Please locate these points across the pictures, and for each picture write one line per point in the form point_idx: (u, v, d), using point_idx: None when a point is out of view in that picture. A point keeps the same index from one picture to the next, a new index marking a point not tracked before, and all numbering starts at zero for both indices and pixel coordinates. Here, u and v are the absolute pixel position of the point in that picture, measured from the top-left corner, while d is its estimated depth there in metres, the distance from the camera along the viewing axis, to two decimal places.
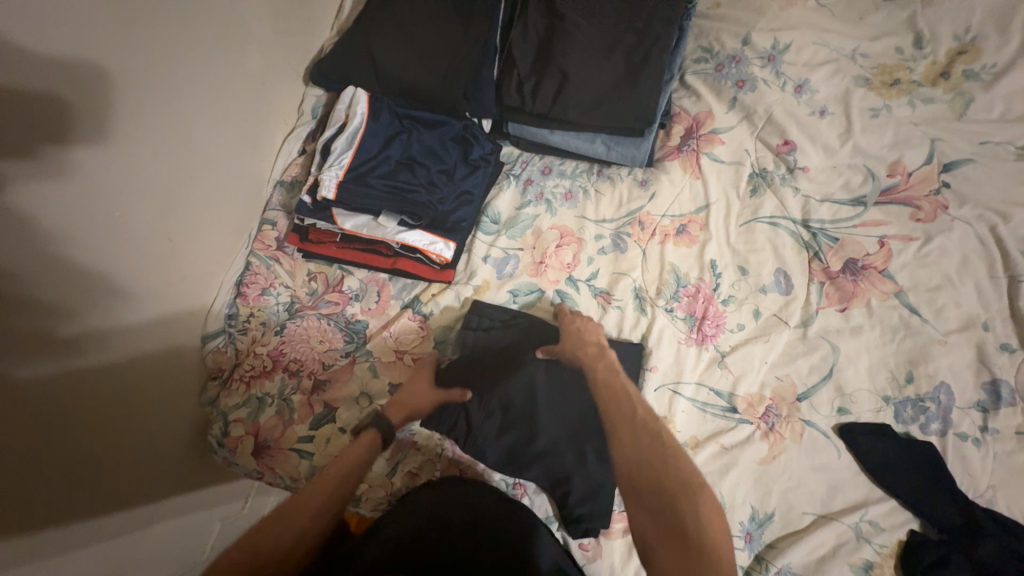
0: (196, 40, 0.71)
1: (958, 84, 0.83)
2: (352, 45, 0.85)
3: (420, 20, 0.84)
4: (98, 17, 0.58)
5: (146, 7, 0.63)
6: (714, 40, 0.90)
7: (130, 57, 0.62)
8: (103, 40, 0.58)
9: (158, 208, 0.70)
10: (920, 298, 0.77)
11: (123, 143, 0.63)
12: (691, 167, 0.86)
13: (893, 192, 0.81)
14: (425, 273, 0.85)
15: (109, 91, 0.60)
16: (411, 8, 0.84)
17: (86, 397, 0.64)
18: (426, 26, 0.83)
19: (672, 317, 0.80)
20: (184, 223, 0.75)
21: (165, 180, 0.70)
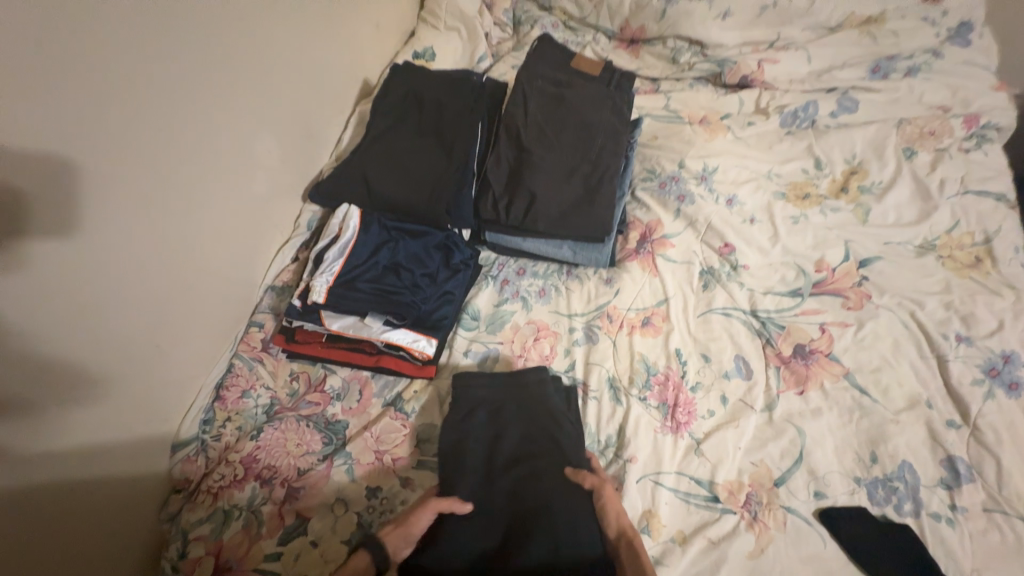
0: (224, 173, 0.82)
1: (857, 196, 1.01)
2: (348, 169, 0.97)
3: (409, 150, 0.98)
4: (149, 156, 0.68)
5: (192, 149, 0.74)
6: (656, 163, 1.07)
7: (165, 185, 0.71)
8: (148, 175, 0.68)
9: (149, 316, 0.72)
10: (867, 379, 0.84)
11: (129, 260, 0.67)
12: (649, 266, 0.97)
13: (823, 285, 0.92)
14: (408, 369, 0.88)
15: (127, 215, 0.66)
16: (402, 141, 0.99)
17: (26, 520, 0.59)
18: (414, 155, 0.97)
19: (646, 406, 0.84)
20: (176, 329, 0.78)
21: (161, 291, 0.73)
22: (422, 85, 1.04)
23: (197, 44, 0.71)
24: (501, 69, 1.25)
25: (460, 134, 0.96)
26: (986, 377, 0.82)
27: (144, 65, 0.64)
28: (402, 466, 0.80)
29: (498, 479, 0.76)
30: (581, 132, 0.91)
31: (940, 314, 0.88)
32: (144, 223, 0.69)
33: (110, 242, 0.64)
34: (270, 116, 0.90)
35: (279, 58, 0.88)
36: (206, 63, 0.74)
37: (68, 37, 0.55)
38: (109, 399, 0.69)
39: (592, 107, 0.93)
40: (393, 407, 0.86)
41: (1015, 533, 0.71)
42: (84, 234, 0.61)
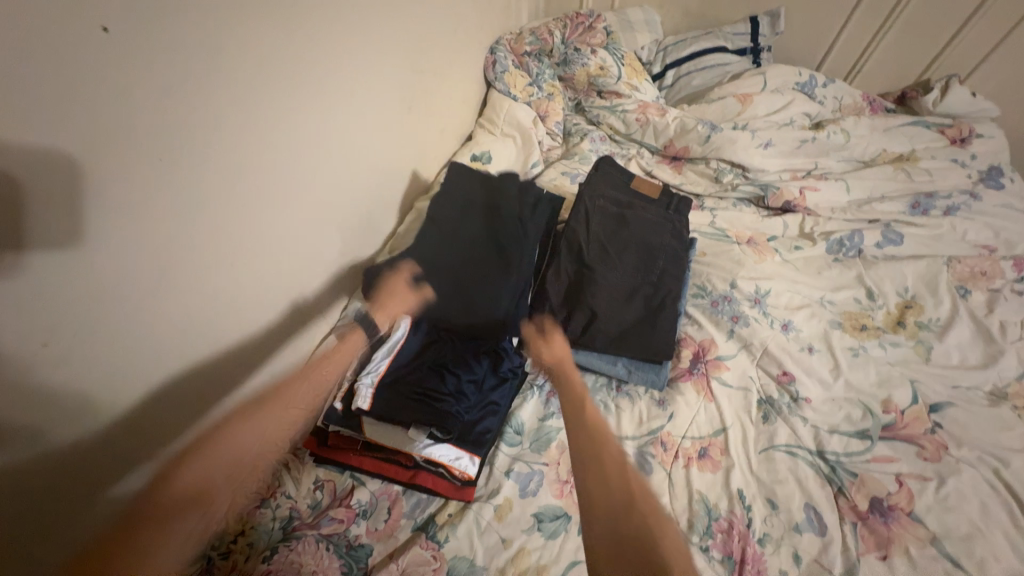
0: (289, 254, 0.81)
1: (916, 332, 0.99)
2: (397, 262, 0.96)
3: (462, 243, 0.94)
4: (230, 226, 0.67)
5: (268, 228, 0.75)
6: (706, 280, 1.07)
7: (233, 254, 0.69)
8: (223, 244, 0.67)
9: (181, 401, 0.68)
10: (959, 548, 0.75)
11: (176, 319, 0.63)
12: (703, 390, 0.92)
13: (894, 429, 0.86)
14: (445, 488, 0.82)
15: (189, 276, 0.63)
16: (455, 233, 0.95)
17: None
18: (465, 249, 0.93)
19: (709, 559, 0.74)
20: (202, 400, 0.72)
21: (204, 370, 0.71)
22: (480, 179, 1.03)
23: (296, 132, 0.74)
24: (552, 175, 1.30)
25: (524, 241, 0.94)
26: None
27: (254, 145, 0.67)
28: None
29: None
30: (642, 253, 0.92)
31: None
32: (202, 292, 0.66)
33: (166, 300, 0.61)
34: (341, 213, 0.92)
35: (359, 159, 0.93)
36: (300, 152, 0.77)
37: (193, 130, 0.57)
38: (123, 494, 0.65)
39: (654, 230, 0.94)
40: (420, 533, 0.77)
41: None
42: (149, 291, 0.58)
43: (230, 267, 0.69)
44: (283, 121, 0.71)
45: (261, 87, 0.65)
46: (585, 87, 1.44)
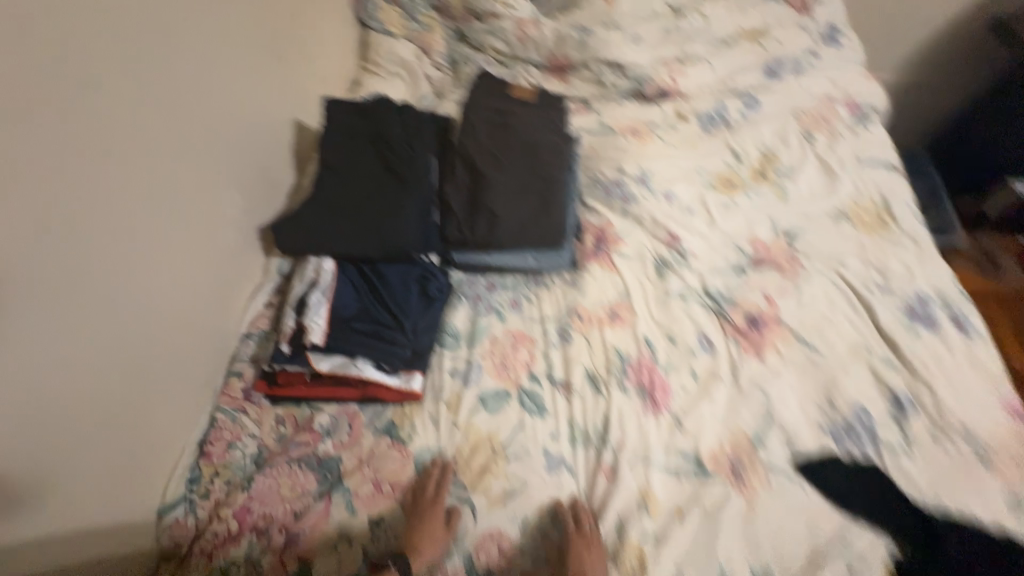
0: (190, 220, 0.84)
1: (774, 179, 1.15)
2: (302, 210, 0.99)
3: (361, 179, 0.99)
4: (114, 200, 0.70)
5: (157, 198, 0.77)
6: (597, 173, 1.18)
7: (130, 229, 0.73)
8: (114, 219, 0.70)
9: (114, 397, 0.72)
10: (812, 335, 0.95)
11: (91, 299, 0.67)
12: (606, 264, 1.06)
13: (760, 258, 1.04)
14: (395, 395, 0.89)
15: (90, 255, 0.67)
16: (352, 169, 1.00)
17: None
18: (366, 185, 0.98)
19: (626, 393, 0.90)
20: (149, 371, 0.78)
21: (138, 343, 0.75)
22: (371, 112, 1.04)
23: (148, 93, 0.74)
24: (446, 105, 1.33)
25: (414, 165, 1.00)
26: (909, 317, 0.94)
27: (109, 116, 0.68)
28: (402, 492, 0.82)
29: (511, 500, 0.82)
30: (527, 151, 0.98)
31: (861, 268, 1.01)
32: (111, 270, 0.70)
33: (73, 280, 0.65)
34: (234, 175, 0.93)
35: (232, 118, 0.93)
36: (164, 115, 0.77)
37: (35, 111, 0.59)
38: (99, 500, 0.71)
39: (536, 132, 1.02)
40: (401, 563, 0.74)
41: (958, 449, 0.82)
42: (52, 274, 0.62)
43: (130, 243, 0.73)
44: (128, 87, 0.71)
45: (93, 51, 0.65)
46: (462, 13, 1.38)
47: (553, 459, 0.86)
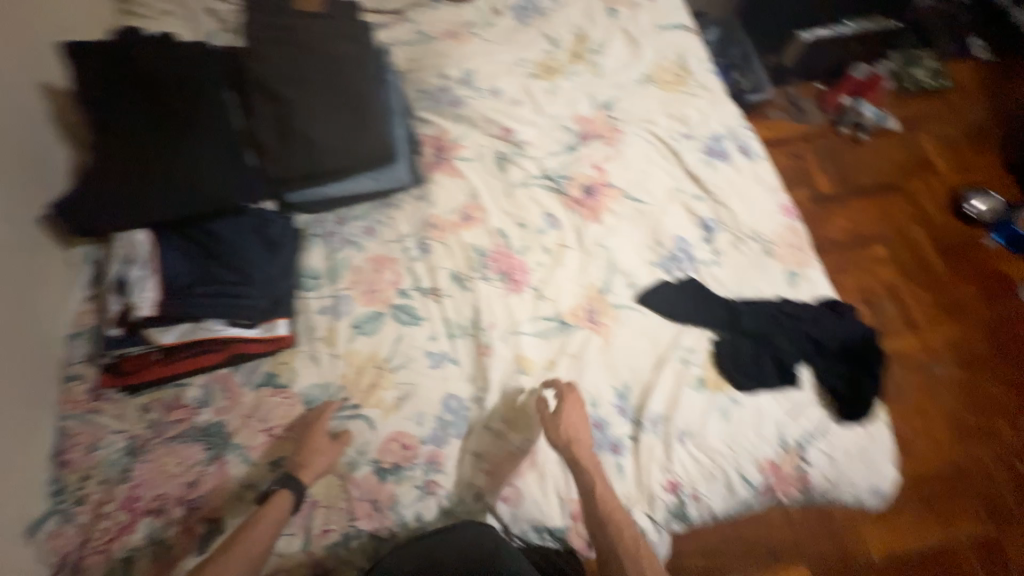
0: None
1: (588, 58, 1.22)
2: (86, 183, 0.86)
3: (147, 134, 0.88)
4: None
5: None
6: (423, 83, 1.16)
7: None
8: None
9: None
10: (636, 189, 1.07)
11: None
12: (451, 171, 1.08)
13: (585, 133, 1.13)
14: (263, 347, 0.88)
15: None
16: (135, 127, 0.88)
17: None
18: (154, 140, 0.88)
19: (489, 281, 0.98)
20: None
21: None
22: (135, 56, 0.91)
23: None
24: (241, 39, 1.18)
25: (206, 105, 0.91)
26: (708, 156, 1.10)
27: None
28: (297, 430, 0.84)
29: (404, 402, 0.87)
30: (326, 67, 0.94)
31: (667, 124, 1.14)
32: None
33: None
34: None
35: None
36: None
37: None
38: None
39: (332, 42, 0.96)
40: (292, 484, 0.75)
41: (751, 249, 1.02)
42: None
43: None
44: None
45: None
46: None
47: (436, 355, 0.92)
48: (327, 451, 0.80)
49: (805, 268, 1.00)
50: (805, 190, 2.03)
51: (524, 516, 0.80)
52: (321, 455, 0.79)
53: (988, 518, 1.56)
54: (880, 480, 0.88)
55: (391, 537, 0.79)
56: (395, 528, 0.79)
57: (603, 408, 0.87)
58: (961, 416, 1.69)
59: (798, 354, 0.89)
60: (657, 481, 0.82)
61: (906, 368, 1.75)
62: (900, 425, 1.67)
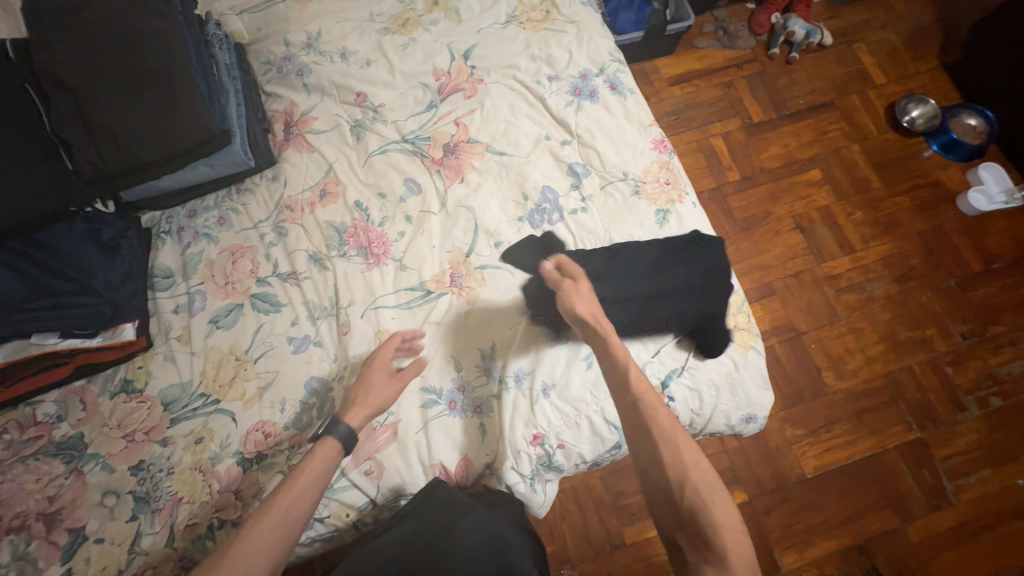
0: None
1: (446, 3, 1.12)
2: None
3: None
4: None
5: None
6: (267, 54, 1.07)
7: None
8: None
9: None
10: (501, 142, 1.02)
11: None
12: (304, 146, 1.01)
13: (444, 89, 1.05)
14: (113, 354, 0.86)
15: None
16: None
17: None
18: None
19: (349, 258, 0.94)
20: None
21: None
22: None
23: None
24: None
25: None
26: (574, 97, 1.04)
27: None
28: (156, 432, 0.83)
29: (266, 391, 0.86)
30: (120, 48, 0.86)
31: (532, 67, 1.07)
32: None
33: None
34: None
35: None
36: None
37: None
38: None
39: (125, 19, 0.88)
40: (335, 430, 0.74)
41: (620, 192, 0.98)
42: None
43: None
44: None
45: None
46: None
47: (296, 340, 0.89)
48: (383, 386, 0.80)
49: (674, 205, 0.97)
50: (737, 119, 1.95)
51: (387, 487, 0.81)
52: (375, 390, 0.79)
53: (918, 424, 1.59)
54: (751, 409, 0.89)
55: None
56: None
57: (469, 371, 0.87)
58: (893, 331, 1.69)
59: (658, 293, 0.87)
60: (521, 436, 0.83)
61: (839, 290, 1.74)
62: (833, 347, 1.67)
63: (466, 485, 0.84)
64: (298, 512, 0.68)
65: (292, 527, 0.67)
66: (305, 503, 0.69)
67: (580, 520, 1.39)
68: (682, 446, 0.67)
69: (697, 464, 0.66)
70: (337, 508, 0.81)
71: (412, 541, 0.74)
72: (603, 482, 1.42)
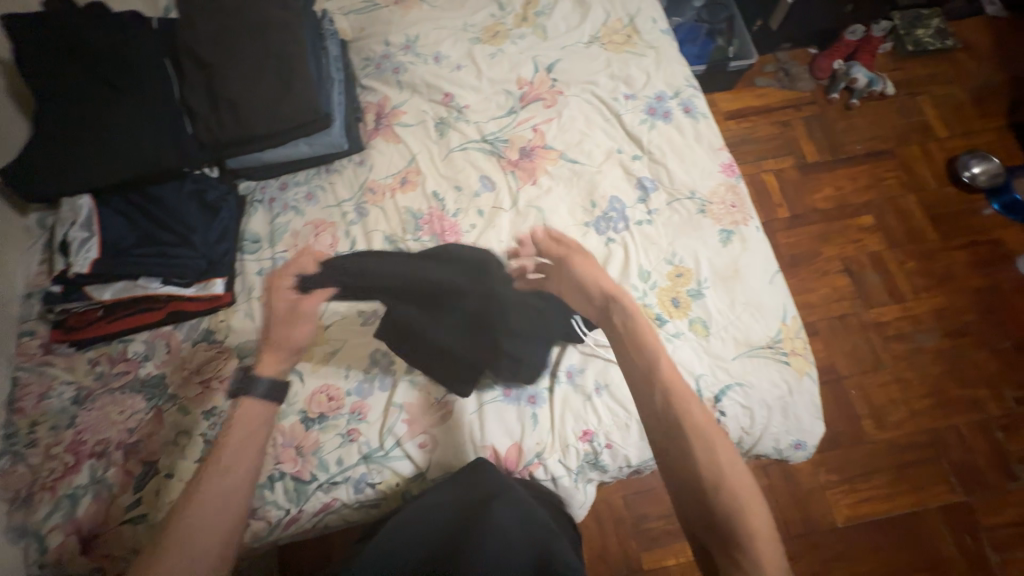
0: None
1: (535, 20, 1.20)
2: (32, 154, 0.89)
3: (88, 107, 0.91)
4: None
5: None
6: (368, 51, 1.17)
7: None
8: None
9: None
10: (575, 151, 1.07)
11: None
12: (391, 137, 1.09)
13: (526, 96, 1.12)
14: (201, 304, 0.93)
15: None
16: (72, 97, 0.91)
17: None
18: (96, 113, 0.91)
19: (422, 243, 1.00)
20: None
21: None
22: (71, 23, 0.92)
23: None
24: None
25: (146, 75, 0.93)
26: (649, 116, 1.09)
27: None
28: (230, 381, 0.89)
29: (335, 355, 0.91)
30: (251, 33, 0.97)
31: (610, 84, 1.13)
32: None
33: None
34: None
35: None
36: None
37: None
38: None
39: (258, 8, 0.98)
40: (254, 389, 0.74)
41: (687, 208, 1.01)
42: None
43: None
44: None
45: None
46: None
47: (301, 279, 0.83)
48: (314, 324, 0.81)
49: (739, 226, 0.99)
50: (791, 158, 1.96)
51: (438, 461, 0.84)
52: None
53: (963, 487, 1.52)
54: (803, 436, 0.89)
55: (313, 480, 0.83)
56: (317, 471, 0.83)
57: None
58: (941, 387, 1.64)
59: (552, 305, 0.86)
60: (571, 430, 0.85)
61: (886, 338, 1.70)
62: (876, 395, 1.63)
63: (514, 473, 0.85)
64: (245, 456, 0.69)
65: (243, 474, 0.67)
66: (244, 453, 0.69)
67: (599, 538, 1.38)
68: (718, 448, 0.65)
69: (733, 469, 0.64)
70: (389, 476, 0.84)
71: (450, 518, 0.73)
72: (627, 503, 1.40)
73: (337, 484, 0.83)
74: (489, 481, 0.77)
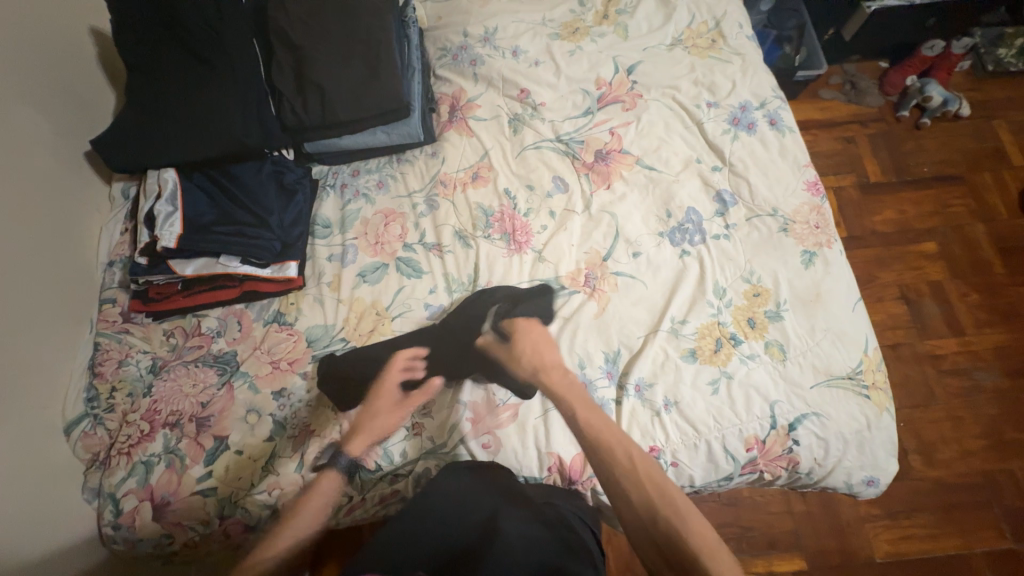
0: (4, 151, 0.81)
1: (616, 18, 1.16)
2: (125, 126, 0.91)
3: (180, 84, 0.93)
4: None
5: None
6: (444, 41, 1.15)
7: None
8: None
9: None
10: (651, 157, 1.04)
11: None
12: (464, 130, 1.08)
13: (605, 98, 1.09)
14: (276, 286, 0.94)
15: None
16: (166, 73, 0.93)
17: None
18: (187, 90, 0.92)
19: (492, 241, 0.99)
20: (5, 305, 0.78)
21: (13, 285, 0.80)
22: None
23: None
24: None
25: (236, 53, 0.94)
26: (732, 127, 1.05)
27: None
28: (299, 364, 0.89)
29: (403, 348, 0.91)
30: (340, 19, 0.97)
31: (692, 90, 1.09)
32: None
33: None
34: (32, 98, 0.87)
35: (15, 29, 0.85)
36: None
37: None
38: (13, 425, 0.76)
39: None
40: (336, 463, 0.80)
41: (767, 225, 0.97)
42: None
43: None
44: None
45: None
46: None
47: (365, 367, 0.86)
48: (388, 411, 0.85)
49: (823, 249, 0.95)
50: (853, 176, 1.88)
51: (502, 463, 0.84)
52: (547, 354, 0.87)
53: (1016, 535, 1.45)
54: (877, 473, 0.86)
55: (378, 470, 0.83)
56: (382, 462, 0.83)
57: (592, 371, 0.88)
58: (998, 428, 1.57)
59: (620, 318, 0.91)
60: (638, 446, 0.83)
61: (942, 372, 1.63)
62: (926, 431, 1.57)
63: (576, 482, 0.84)
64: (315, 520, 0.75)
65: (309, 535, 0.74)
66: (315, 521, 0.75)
67: None
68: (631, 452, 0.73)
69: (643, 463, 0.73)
70: None
71: (466, 533, 0.68)
72: None
73: (398, 476, 0.84)
74: (490, 497, 0.73)
